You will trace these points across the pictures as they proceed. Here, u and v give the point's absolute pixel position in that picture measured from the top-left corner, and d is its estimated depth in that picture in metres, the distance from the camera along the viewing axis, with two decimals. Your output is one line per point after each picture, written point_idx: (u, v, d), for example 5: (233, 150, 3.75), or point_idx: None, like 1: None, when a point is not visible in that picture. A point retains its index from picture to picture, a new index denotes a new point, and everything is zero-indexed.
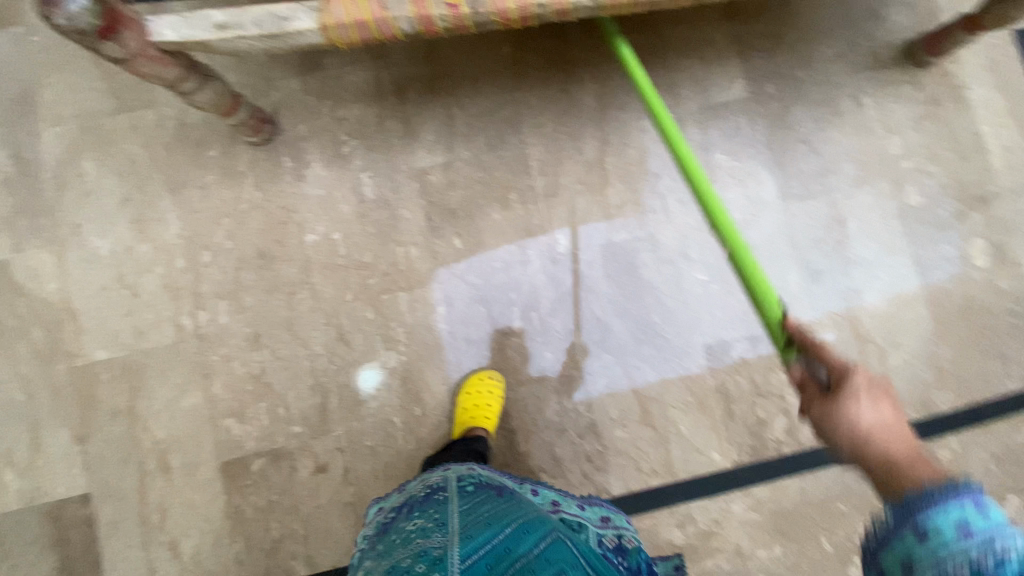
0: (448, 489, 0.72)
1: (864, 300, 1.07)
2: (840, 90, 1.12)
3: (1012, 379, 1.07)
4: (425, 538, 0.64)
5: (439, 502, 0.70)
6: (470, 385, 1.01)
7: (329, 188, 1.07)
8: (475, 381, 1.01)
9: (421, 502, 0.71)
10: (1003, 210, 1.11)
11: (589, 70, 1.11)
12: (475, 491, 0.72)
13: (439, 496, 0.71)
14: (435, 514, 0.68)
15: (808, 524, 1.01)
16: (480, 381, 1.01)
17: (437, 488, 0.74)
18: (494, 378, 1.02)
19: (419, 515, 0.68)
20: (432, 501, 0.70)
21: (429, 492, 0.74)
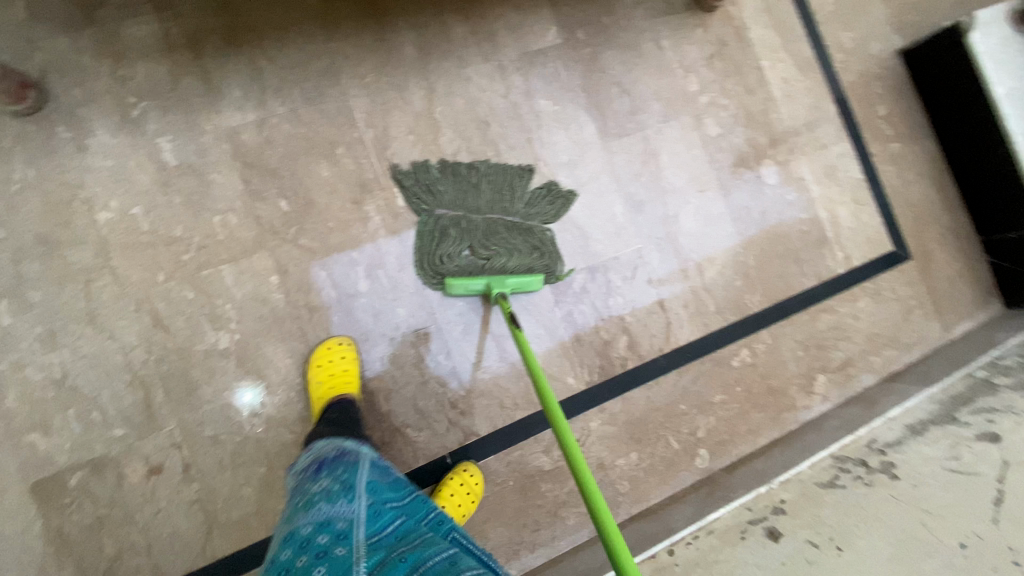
0: (361, 457, 0.81)
1: (682, 223, 1.19)
2: (642, 35, 1.22)
3: (805, 276, 1.25)
4: (332, 504, 0.69)
5: (348, 468, 0.78)
6: (322, 356, 0.96)
7: (121, 158, 0.94)
8: (326, 352, 0.96)
9: (329, 465, 0.79)
10: (783, 132, 1.28)
11: (406, 19, 1.08)
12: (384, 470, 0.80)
13: (348, 464, 0.79)
14: (345, 477, 0.76)
15: (657, 427, 1.11)
16: (332, 350, 0.97)
17: (347, 453, 0.82)
18: (348, 343, 0.98)
19: (327, 475, 0.77)
20: (342, 467, 0.78)
21: (339, 455, 0.81)
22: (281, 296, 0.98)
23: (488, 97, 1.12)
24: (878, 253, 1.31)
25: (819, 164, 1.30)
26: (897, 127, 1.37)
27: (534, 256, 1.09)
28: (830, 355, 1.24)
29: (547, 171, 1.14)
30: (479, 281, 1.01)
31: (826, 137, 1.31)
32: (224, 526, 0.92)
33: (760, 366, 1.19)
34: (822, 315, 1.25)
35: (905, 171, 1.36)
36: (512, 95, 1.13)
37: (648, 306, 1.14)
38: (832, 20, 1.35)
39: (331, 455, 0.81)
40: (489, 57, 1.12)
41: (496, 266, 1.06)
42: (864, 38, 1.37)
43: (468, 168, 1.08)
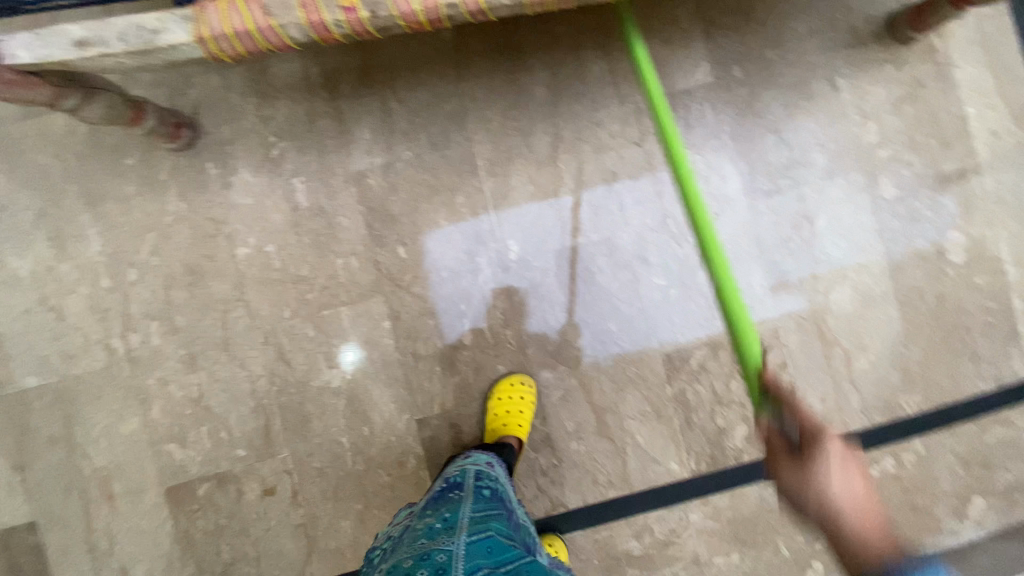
0: (465, 489, 0.77)
1: (832, 303, 1.02)
2: (814, 72, 1.03)
3: (982, 379, 1.03)
4: (431, 540, 0.67)
5: (452, 502, 0.75)
6: (501, 392, 0.97)
7: (259, 197, 0.99)
8: (507, 387, 0.98)
9: (437, 500, 0.76)
10: (982, 199, 1.04)
11: (541, 57, 1.00)
12: (490, 500, 0.76)
13: (454, 496, 0.76)
14: (447, 513, 0.72)
15: (765, 530, 1.00)
16: (513, 387, 0.98)
17: (454, 483, 0.79)
18: (525, 384, 0.98)
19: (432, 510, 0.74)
20: (447, 498, 0.76)
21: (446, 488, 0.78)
22: (390, 341, 0.99)
23: (620, 145, 1.02)
24: None
25: None
26: None
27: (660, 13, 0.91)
28: (1000, 478, 1.02)
29: (677, 229, 1.02)
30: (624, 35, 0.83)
31: None
32: (322, 552, 0.99)
33: (905, 478, 1.02)
34: (997, 428, 1.03)
35: None
36: (646, 143, 1.02)
37: (775, 395, 1.00)
38: None
39: (435, 491, 0.79)
40: (626, 98, 1.02)
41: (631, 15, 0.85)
42: None
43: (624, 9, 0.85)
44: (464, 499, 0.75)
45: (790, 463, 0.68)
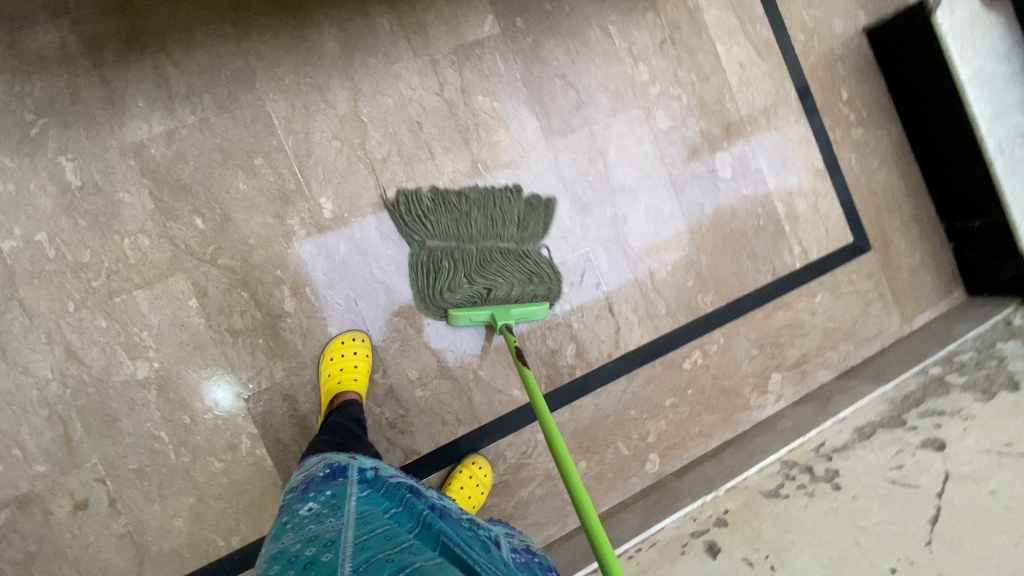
0: (348, 477, 0.71)
1: (633, 225, 1.14)
2: (588, 20, 1.13)
3: (760, 273, 1.21)
4: (319, 521, 0.61)
5: (337, 486, 0.69)
6: (333, 351, 0.96)
7: (17, 181, 0.88)
8: (339, 346, 0.96)
9: (317, 484, 0.69)
10: (738, 122, 1.22)
11: (325, 12, 1.00)
12: (377, 483, 0.71)
13: (338, 482, 0.70)
14: (334, 499, 0.66)
15: (605, 435, 1.09)
16: (344, 345, 0.96)
17: (337, 472, 0.72)
18: (357, 339, 0.97)
19: (316, 498, 0.67)
20: (330, 483, 0.69)
21: (330, 474, 0.71)
22: (203, 319, 0.93)
23: (420, 97, 1.04)
24: (837, 245, 1.28)
25: (776, 154, 1.24)
26: (860, 111, 1.31)
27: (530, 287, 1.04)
28: (786, 353, 1.21)
29: (487, 175, 1.07)
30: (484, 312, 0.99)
31: (785, 125, 1.26)
32: (157, 557, 0.90)
33: (713, 367, 1.16)
34: (777, 312, 1.22)
35: (868, 158, 1.31)
36: (446, 94, 1.06)
37: (595, 312, 1.11)
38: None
39: (318, 476, 0.71)
40: (419, 52, 1.04)
41: (498, 297, 1.01)
42: (828, 16, 1.30)
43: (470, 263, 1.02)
44: (350, 485, 0.69)
45: None
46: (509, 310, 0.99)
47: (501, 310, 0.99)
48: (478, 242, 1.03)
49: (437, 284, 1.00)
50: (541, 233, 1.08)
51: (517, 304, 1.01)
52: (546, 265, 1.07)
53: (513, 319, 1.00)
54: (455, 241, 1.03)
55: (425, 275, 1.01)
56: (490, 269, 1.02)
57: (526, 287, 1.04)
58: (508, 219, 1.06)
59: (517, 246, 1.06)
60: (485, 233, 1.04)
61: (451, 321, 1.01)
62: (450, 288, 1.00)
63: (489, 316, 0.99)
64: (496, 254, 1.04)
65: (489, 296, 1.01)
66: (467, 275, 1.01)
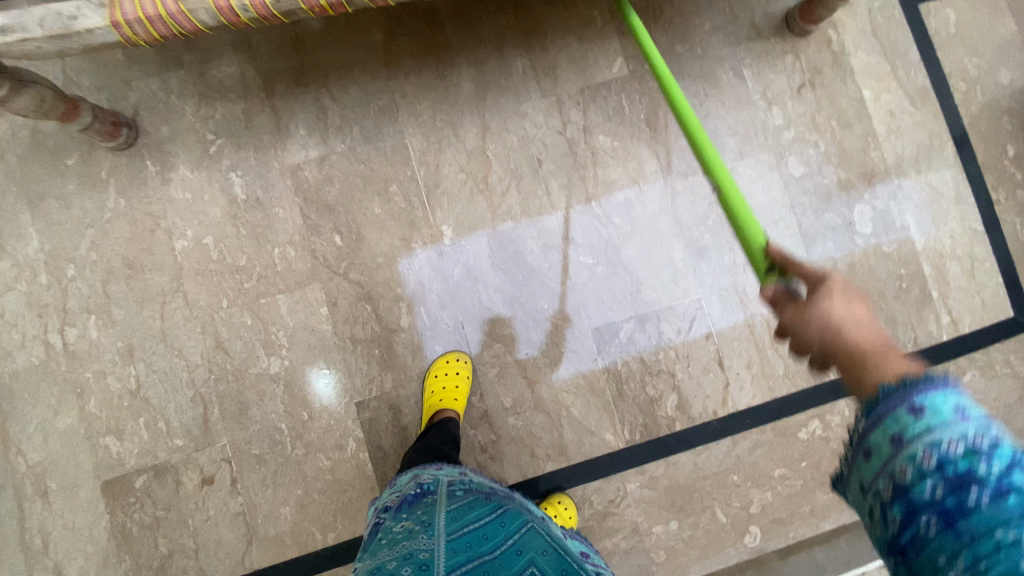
0: (437, 493, 0.74)
1: (752, 275, 1.08)
2: (720, 64, 1.11)
3: (898, 341, 1.09)
4: (412, 539, 0.65)
5: (428, 505, 0.72)
6: (437, 369, 0.99)
7: (197, 192, 1.03)
8: (443, 363, 1.00)
9: (410, 505, 0.74)
10: (884, 173, 1.12)
11: (466, 55, 1.07)
12: (465, 497, 0.74)
13: (429, 499, 0.74)
14: (425, 517, 0.69)
15: (702, 497, 1.02)
16: (448, 364, 1.00)
17: (427, 490, 0.76)
18: (460, 360, 1.01)
19: (407, 518, 0.70)
20: (421, 503, 0.73)
21: (420, 494, 0.75)
22: (327, 327, 1.01)
23: (544, 135, 1.08)
24: (996, 319, 1.11)
25: (927, 211, 1.12)
26: None
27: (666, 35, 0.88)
28: None
29: (601, 212, 1.08)
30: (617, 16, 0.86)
31: (940, 180, 1.13)
32: (262, 540, 0.98)
33: (832, 441, 1.05)
34: None
35: None
36: (569, 133, 1.08)
37: (702, 363, 1.05)
38: (957, 44, 1.16)
39: (410, 495, 0.75)
40: (547, 92, 1.08)
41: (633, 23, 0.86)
42: (1000, 62, 1.16)
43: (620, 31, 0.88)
44: (439, 499, 0.72)
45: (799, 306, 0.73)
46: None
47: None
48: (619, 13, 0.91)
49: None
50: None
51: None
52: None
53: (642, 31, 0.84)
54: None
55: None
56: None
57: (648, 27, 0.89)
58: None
59: None
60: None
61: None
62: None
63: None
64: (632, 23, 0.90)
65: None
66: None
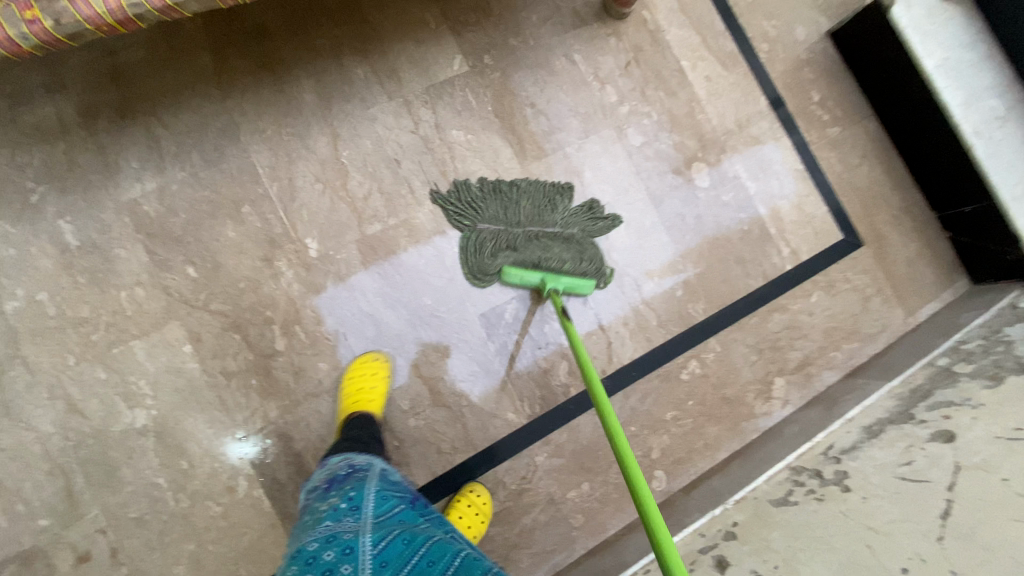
0: (369, 472, 0.78)
1: (614, 240, 1.16)
2: (553, 51, 1.18)
3: (750, 277, 1.21)
4: (338, 521, 0.68)
5: (358, 481, 0.76)
6: (353, 372, 0.98)
7: (20, 246, 0.93)
8: (358, 366, 0.99)
9: (340, 480, 0.77)
10: (712, 132, 1.24)
11: (303, 68, 1.06)
12: (393, 483, 0.78)
13: (359, 476, 0.77)
14: (352, 493, 0.73)
15: (607, 454, 1.07)
16: (364, 365, 0.99)
17: (358, 469, 0.79)
18: (376, 359, 1.00)
19: (337, 493, 0.74)
20: (352, 480, 0.76)
21: (351, 471, 0.79)
22: (196, 365, 0.95)
23: (398, 136, 1.08)
24: (827, 244, 1.27)
25: (753, 160, 1.26)
26: (834, 111, 1.33)
27: (579, 261, 1.10)
28: (787, 356, 1.19)
29: None
30: (536, 275, 1.05)
31: (760, 131, 1.27)
32: None
33: (711, 376, 1.15)
34: (773, 315, 1.20)
35: (848, 156, 1.32)
36: (421, 131, 1.09)
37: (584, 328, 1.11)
38: (752, 11, 1.32)
39: (342, 471, 0.79)
40: (392, 95, 1.09)
41: (549, 267, 1.08)
42: (789, 24, 1.34)
43: (509, 186, 1.12)
44: (370, 479, 0.76)
45: None
46: (559, 278, 1.05)
47: (551, 277, 1.05)
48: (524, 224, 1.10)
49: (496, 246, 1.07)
50: (592, 264, 1.11)
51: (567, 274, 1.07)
52: (592, 269, 1.11)
53: (562, 287, 1.05)
54: (505, 222, 1.09)
55: (485, 206, 1.09)
56: (535, 220, 1.11)
57: (574, 262, 1.10)
58: (566, 245, 1.11)
59: (564, 232, 1.12)
60: (534, 217, 1.11)
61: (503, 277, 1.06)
62: (504, 253, 1.07)
63: (539, 281, 1.05)
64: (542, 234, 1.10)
65: (541, 264, 1.07)
66: (517, 204, 1.11)
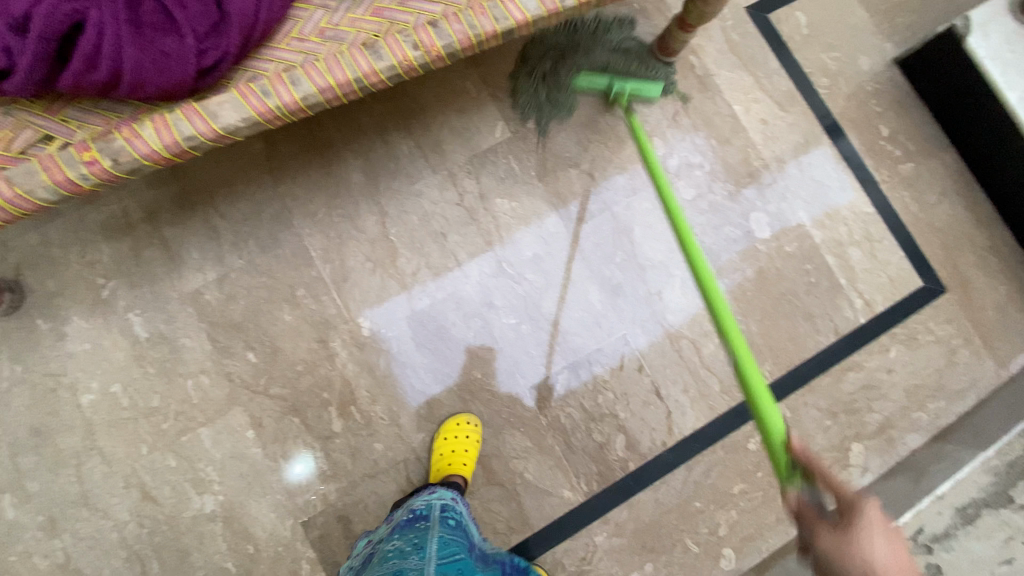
0: (432, 518, 0.82)
1: (669, 301, 1.11)
2: (597, 108, 1.15)
3: (820, 333, 1.13)
4: (403, 558, 0.73)
5: (421, 529, 0.80)
6: (448, 431, 0.99)
7: (96, 340, 0.98)
8: (456, 426, 0.99)
9: (405, 526, 0.81)
10: (771, 179, 1.17)
11: (349, 146, 1.07)
12: (454, 528, 0.82)
13: (422, 524, 0.81)
14: (416, 539, 0.78)
15: (670, 532, 1.02)
16: (460, 426, 0.99)
17: (420, 514, 0.83)
18: (472, 423, 1.00)
19: (400, 537, 0.79)
20: (415, 527, 0.80)
21: (413, 518, 0.83)
22: (257, 450, 0.98)
23: (444, 209, 1.08)
24: (905, 292, 1.17)
25: (818, 205, 1.17)
26: (905, 145, 1.23)
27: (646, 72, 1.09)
28: (864, 419, 1.11)
29: (513, 271, 1.08)
30: (604, 78, 1.05)
31: (823, 174, 1.19)
32: None
33: None
34: (847, 374, 1.12)
35: (924, 194, 1.22)
36: (466, 202, 1.09)
37: (641, 398, 1.07)
38: (809, 45, 1.24)
39: (405, 519, 0.83)
40: (437, 168, 1.09)
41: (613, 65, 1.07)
42: (851, 54, 1.25)
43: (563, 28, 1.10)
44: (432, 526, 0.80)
45: (832, 533, 0.56)
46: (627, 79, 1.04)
47: (618, 78, 1.05)
48: (582, 46, 1.08)
49: (568, 59, 1.07)
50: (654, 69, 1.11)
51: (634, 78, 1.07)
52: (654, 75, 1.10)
53: (629, 90, 1.05)
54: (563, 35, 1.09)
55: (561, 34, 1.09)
56: (605, 44, 1.10)
57: (638, 69, 1.08)
58: (628, 52, 1.12)
59: (619, 46, 1.11)
60: (587, 35, 1.09)
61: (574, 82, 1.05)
62: (574, 64, 1.06)
63: (607, 82, 1.04)
64: (603, 51, 1.09)
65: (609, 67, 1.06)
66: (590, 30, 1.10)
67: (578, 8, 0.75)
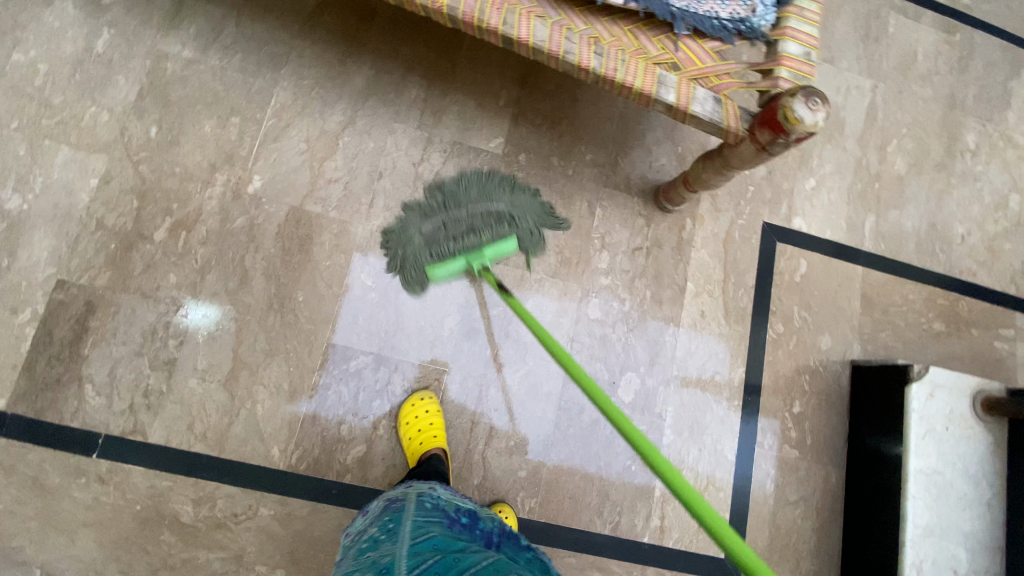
0: (408, 499, 0.76)
1: (503, 378, 1.07)
2: (582, 192, 1.17)
3: (599, 518, 1.06)
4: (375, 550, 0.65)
5: (395, 510, 0.74)
6: (405, 417, 0.98)
7: (63, 24, 1.04)
8: (410, 408, 0.99)
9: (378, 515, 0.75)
10: (667, 359, 1.15)
11: (374, 59, 1.12)
12: (433, 507, 0.75)
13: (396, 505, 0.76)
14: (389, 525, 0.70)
15: (324, 560, 0.95)
16: (417, 406, 0.99)
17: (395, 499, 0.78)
18: (423, 399, 1.00)
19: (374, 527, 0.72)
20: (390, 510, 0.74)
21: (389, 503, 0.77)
22: (86, 198, 0.99)
23: (397, 157, 1.10)
24: (700, 549, 1.09)
25: (687, 415, 1.14)
26: (805, 434, 1.18)
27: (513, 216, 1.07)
28: None
29: None
30: (459, 260, 1.01)
31: (714, 396, 1.15)
32: None
33: None
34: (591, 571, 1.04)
35: (787, 486, 1.15)
36: (420, 168, 1.11)
37: None
38: (792, 291, 1.23)
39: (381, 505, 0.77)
40: (422, 127, 1.12)
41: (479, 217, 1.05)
42: (820, 327, 1.23)
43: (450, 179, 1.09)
44: (410, 499, 0.76)
45: None
46: (482, 252, 1.01)
47: (473, 256, 1.01)
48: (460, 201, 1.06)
49: (414, 260, 1.03)
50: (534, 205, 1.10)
51: (489, 245, 1.02)
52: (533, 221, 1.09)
53: (485, 260, 1.01)
54: (440, 203, 1.06)
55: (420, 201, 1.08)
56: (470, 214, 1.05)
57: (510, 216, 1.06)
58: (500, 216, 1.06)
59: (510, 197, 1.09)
60: (475, 198, 1.07)
61: (427, 279, 1.03)
62: (425, 248, 1.03)
63: (462, 263, 1.01)
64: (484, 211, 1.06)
65: (461, 245, 1.02)
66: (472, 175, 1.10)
67: (576, 69, 0.78)
